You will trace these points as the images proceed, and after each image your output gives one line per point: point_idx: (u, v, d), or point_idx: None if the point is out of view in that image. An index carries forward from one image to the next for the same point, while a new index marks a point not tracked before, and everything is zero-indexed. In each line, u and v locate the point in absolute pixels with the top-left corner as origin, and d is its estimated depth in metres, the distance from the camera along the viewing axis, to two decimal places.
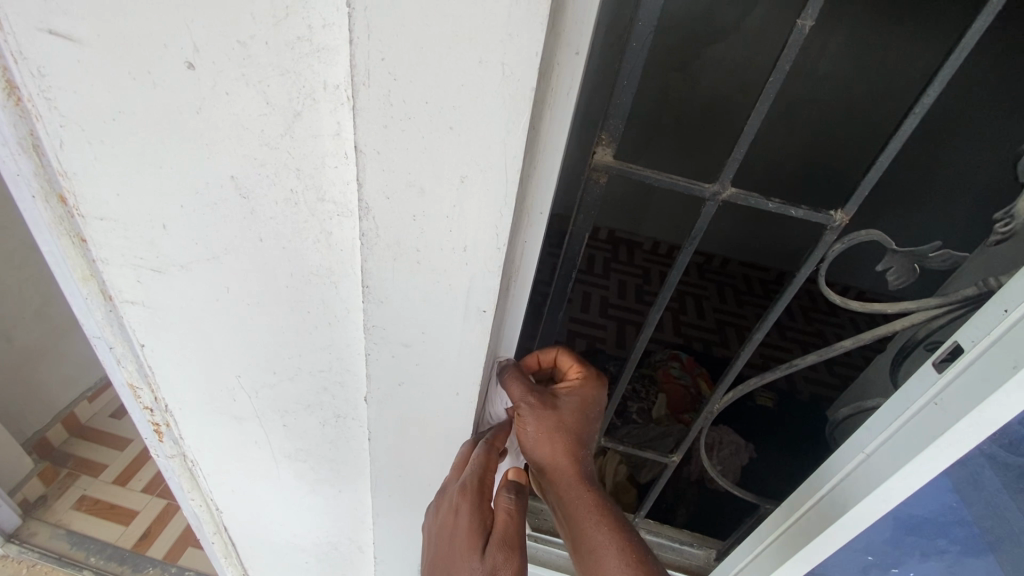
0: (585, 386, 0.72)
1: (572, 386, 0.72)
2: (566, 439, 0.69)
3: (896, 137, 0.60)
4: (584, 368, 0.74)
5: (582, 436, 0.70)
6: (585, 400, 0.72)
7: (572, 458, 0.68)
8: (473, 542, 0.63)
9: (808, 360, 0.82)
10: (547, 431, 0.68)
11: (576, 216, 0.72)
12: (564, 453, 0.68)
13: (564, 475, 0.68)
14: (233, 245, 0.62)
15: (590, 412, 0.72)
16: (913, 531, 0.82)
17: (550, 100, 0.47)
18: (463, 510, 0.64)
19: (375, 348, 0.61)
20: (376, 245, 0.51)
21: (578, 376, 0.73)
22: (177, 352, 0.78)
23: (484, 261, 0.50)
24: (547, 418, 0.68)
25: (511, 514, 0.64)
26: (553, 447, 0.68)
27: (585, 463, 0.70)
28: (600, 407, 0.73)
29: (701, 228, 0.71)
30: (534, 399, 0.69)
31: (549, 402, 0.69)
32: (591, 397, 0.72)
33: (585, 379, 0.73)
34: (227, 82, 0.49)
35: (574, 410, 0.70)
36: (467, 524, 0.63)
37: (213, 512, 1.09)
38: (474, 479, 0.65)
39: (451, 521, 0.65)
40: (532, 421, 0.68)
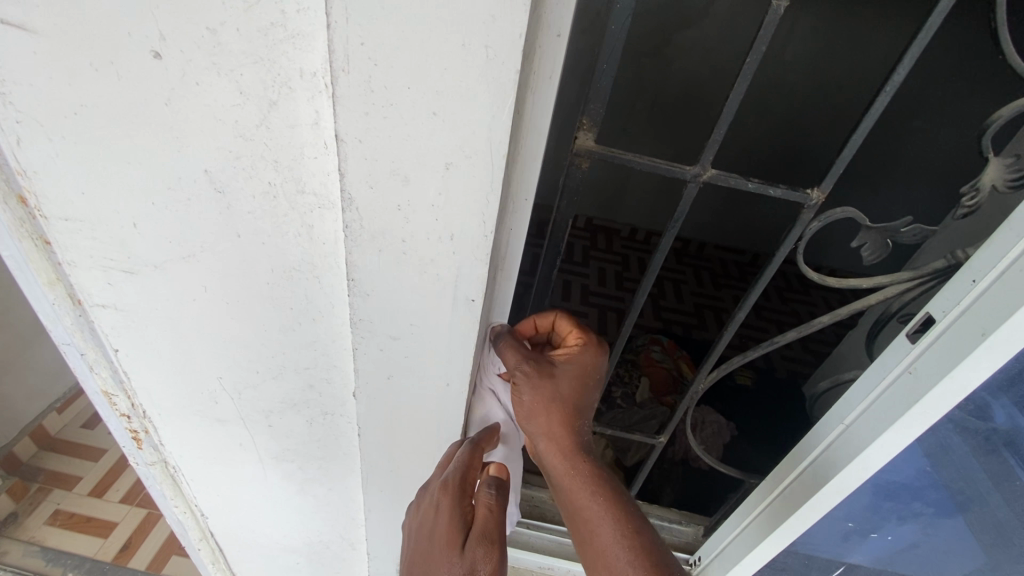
0: (583, 354, 0.71)
1: (570, 352, 0.72)
2: (563, 407, 0.69)
3: (869, 115, 0.62)
4: (582, 335, 0.73)
5: (580, 404, 0.71)
6: (583, 368, 0.71)
7: (568, 427, 0.69)
8: (452, 537, 0.64)
9: (788, 337, 0.84)
10: (544, 401, 0.68)
11: (559, 202, 0.72)
12: (561, 421, 0.68)
13: (560, 443, 0.69)
14: (210, 243, 0.60)
15: (589, 379, 0.72)
16: (890, 497, 0.85)
17: (533, 84, 0.46)
18: (443, 506, 0.66)
19: (362, 343, 0.60)
20: (360, 237, 0.50)
21: (576, 342, 0.73)
22: (154, 355, 0.75)
23: (472, 250, 0.50)
24: (545, 387, 0.68)
25: (490, 508, 0.65)
26: (551, 416, 0.68)
27: (582, 430, 0.70)
28: (598, 373, 0.73)
29: (684, 211, 0.71)
30: (532, 368, 0.68)
31: (547, 371, 0.69)
32: (590, 364, 0.72)
33: (583, 346, 0.72)
34: (197, 72, 0.47)
35: (571, 378, 0.70)
36: (447, 520, 0.65)
37: (198, 518, 1.07)
38: (455, 476, 0.67)
39: (432, 518, 0.66)
40: (529, 390, 0.68)
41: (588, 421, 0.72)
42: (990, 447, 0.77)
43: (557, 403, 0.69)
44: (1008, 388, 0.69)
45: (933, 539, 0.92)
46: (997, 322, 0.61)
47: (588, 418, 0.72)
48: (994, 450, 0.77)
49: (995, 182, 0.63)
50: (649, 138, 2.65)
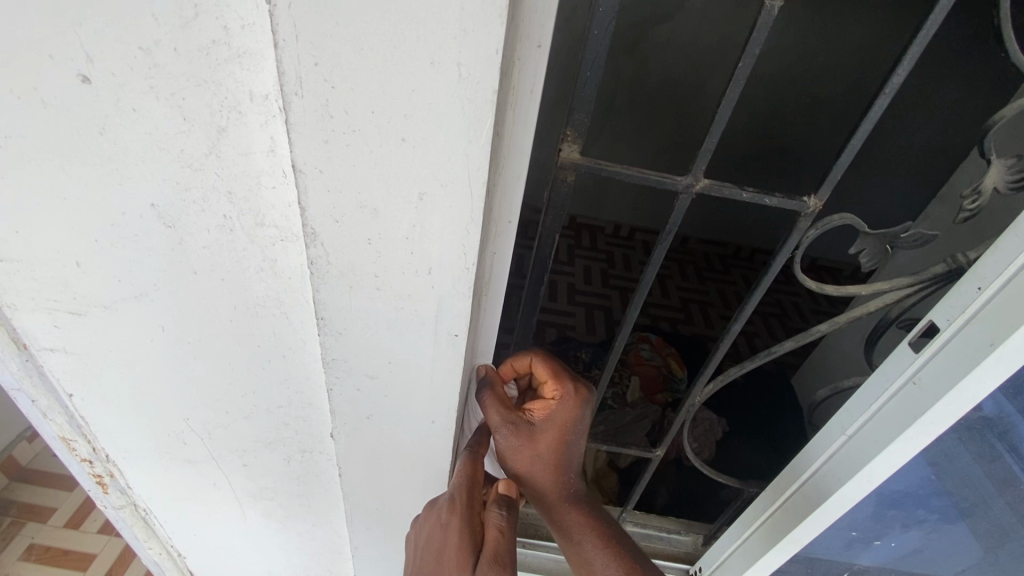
0: (561, 411, 0.63)
1: (548, 407, 0.63)
2: (545, 465, 0.64)
3: (868, 118, 0.58)
4: (564, 385, 0.63)
5: (564, 460, 0.65)
6: (563, 424, 0.63)
7: (553, 480, 0.66)
8: (463, 558, 0.60)
9: (786, 346, 0.81)
10: (525, 461, 0.64)
11: (545, 217, 0.68)
12: (544, 476, 0.65)
13: (545, 493, 0.66)
14: (163, 280, 0.54)
15: (571, 434, 0.64)
16: (893, 505, 0.83)
17: (511, 101, 0.42)
18: (452, 524, 0.61)
19: (338, 383, 0.55)
20: (328, 273, 0.45)
21: (556, 393, 0.63)
22: (113, 399, 0.69)
23: (452, 283, 0.45)
24: (524, 448, 0.63)
25: (502, 530, 0.60)
26: (534, 471, 0.65)
27: (569, 480, 0.67)
28: (583, 424, 0.65)
29: (676, 222, 0.68)
30: (507, 432, 0.62)
31: (524, 433, 0.62)
32: (569, 419, 0.63)
33: (562, 400, 0.63)
34: (133, 97, 0.42)
35: (552, 437, 0.64)
36: (457, 540, 0.61)
37: (176, 558, 1.01)
38: (461, 493, 0.62)
39: (440, 532, 0.62)
40: (507, 452, 0.63)
41: (577, 468, 0.67)
42: (993, 453, 0.75)
43: (539, 462, 0.64)
44: (1015, 395, 0.67)
45: (936, 544, 0.90)
46: (1006, 332, 0.58)
47: (577, 465, 0.67)
48: (998, 455, 0.75)
49: (997, 184, 0.61)
50: (630, 135, 2.62)
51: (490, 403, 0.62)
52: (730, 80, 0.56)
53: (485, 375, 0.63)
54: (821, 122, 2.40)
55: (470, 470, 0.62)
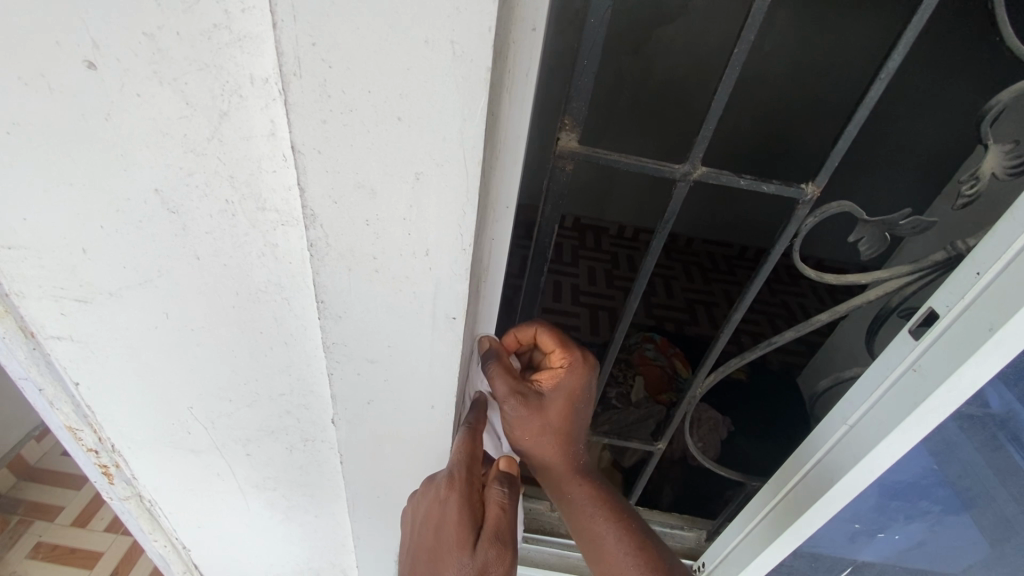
0: (570, 379, 0.63)
1: (556, 376, 0.63)
2: (554, 434, 0.64)
3: (864, 104, 0.58)
4: (570, 352, 0.64)
5: (571, 429, 0.65)
6: (572, 393, 0.64)
7: (560, 450, 0.65)
8: (463, 536, 0.59)
9: (787, 337, 0.81)
10: (535, 433, 0.63)
11: (544, 207, 0.68)
12: (553, 447, 0.65)
13: (553, 466, 0.66)
14: (167, 267, 0.55)
15: (579, 402, 0.64)
16: (896, 496, 0.83)
17: (507, 84, 0.43)
18: (451, 501, 0.60)
19: (338, 368, 0.56)
20: (326, 256, 0.46)
21: (563, 361, 0.64)
22: (118, 387, 0.70)
23: (449, 265, 0.46)
24: (534, 419, 0.62)
25: (504, 508, 0.60)
26: (542, 444, 0.64)
27: (575, 451, 0.67)
28: (589, 393, 0.66)
29: (674, 210, 0.68)
30: (517, 403, 0.61)
31: (534, 402, 0.62)
32: (578, 387, 0.64)
33: (570, 368, 0.63)
34: (136, 81, 0.43)
35: (559, 407, 0.63)
36: (456, 517, 0.60)
37: (181, 551, 1.02)
38: (461, 468, 0.60)
39: (439, 509, 0.61)
40: (516, 423, 0.62)
41: (581, 439, 0.68)
42: (996, 443, 0.75)
43: (549, 432, 0.64)
44: (1017, 383, 0.67)
45: (940, 536, 0.89)
46: (1004, 317, 0.58)
47: (582, 435, 0.68)
48: (1001, 445, 0.75)
49: (995, 170, 0.61)
50: (633, 135, 2.62)
51: (499, 372, 0.61)
52: (726, 67, 0.57)
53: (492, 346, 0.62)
54: (824, 122, 2.40)
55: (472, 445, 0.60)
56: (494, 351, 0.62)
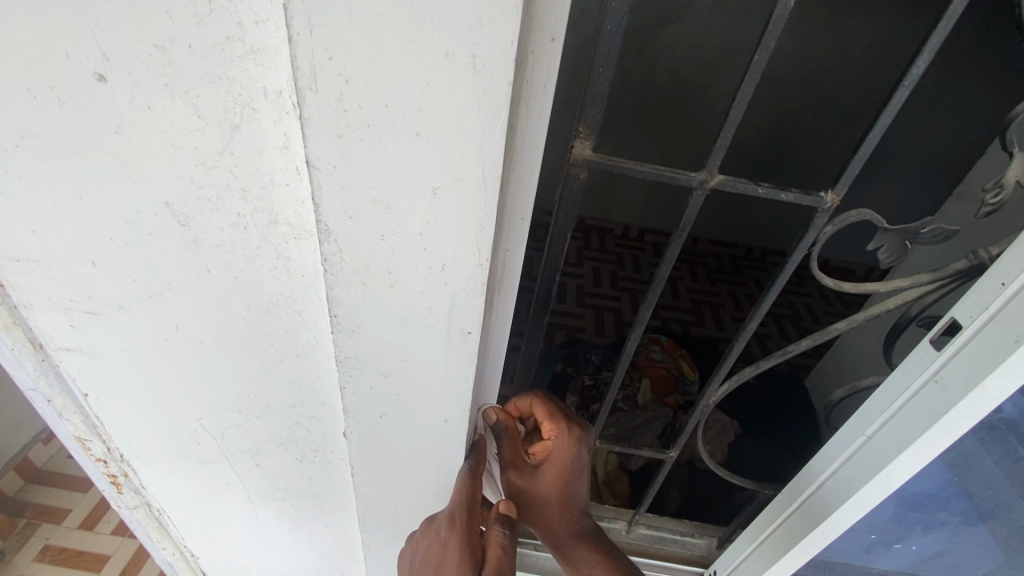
0: (560, 449, 0.65)
1: (548, 446, 0.66)
2: (546, 504, 0.66)
3: (887, 111, 0.57)
4: (557, 424, 0.65)
5: (565, 497, 0.66)
6: (564, 462, 0.65)
7: (557, 518, 0.67)
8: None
9: (803, 346, 0.79)
10: (527, 499, 0.66)
11: (557, 215, 0.67)
12: (548, 515, 0.66)
13: (551, 529, 0.67)
14: (177, 279, 0.54)
15: (570, 472, 0.65)
16: (914, 508, 0.81)
17: (525, 95, 0.42)
18: (451, 541, 0.59)
19: (350, 381, 0.55)
20: (340, 270, 0.45)
21: (551, 433, 0.65)
22: (126, 397, 0.70)
23: (466, 280, 0.45)
24: (525, 489, 0.66)
25: (505, 548, 0.59)
26: (537, 509, 0.67)
27: (573, 516, 0.67)
28: (583, 461, 0.66)
29: (689, 219, 0.67)
30: (509, 471, 0.66)
31: (526, 470, 0.66)
32: (570, 456, 0.65)
33: (560, 438, 0.65)
34: (148, 95, 0.42)
35: (552, 476, 0.66)
36: (455, 559, 0.58)
37: (189, 559, 1.02)
38: (461, 512, 0.61)
39: (439, 549, 0.60)
40: (510, 493, 0.66)
41: (581, 504, 0.68)
42: (1017, 455, 0.73)
43: (542, 501, 0.66)
44: None
45: (957, 547, 0.88)
46: None
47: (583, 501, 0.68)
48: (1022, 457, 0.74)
49: (1021, 178, 0.59)
50: (638, 136, 2.60)
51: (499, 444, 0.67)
52: (745, 74, 0.55)
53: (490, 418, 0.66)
54: (832, 122, 2.37)
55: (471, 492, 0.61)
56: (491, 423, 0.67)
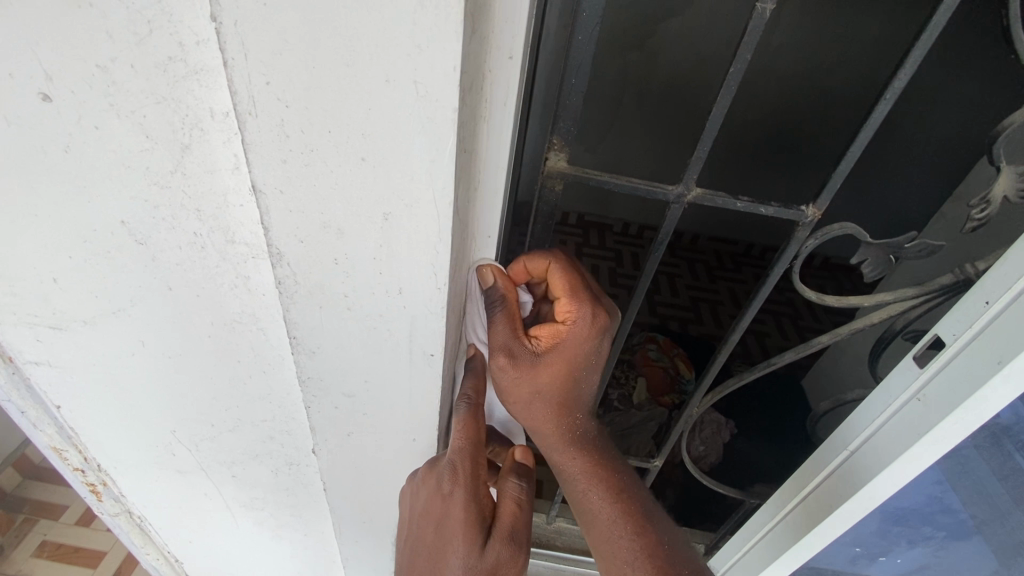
0: (571, 337, 0.57)
1: (557, 333, 0.57)
2: (545, 396, 0.60)
3: (868, 125, 0.55)
4: (576, 304, 0.57)
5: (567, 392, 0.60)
6: (571, 353, 0.58)
7: (553, 413, 0.61)
8: (473, 534, 0.57)
9: (787, 358, 0.78)
10: (523, 391, 0.59)
11: (533, 228, 0.66)
12: (543, 411, 0.61)
13: (545, 427, 0.62)
14: (139, 296, 0.54)
15: (579, 363, 0.59)
16: (899, 521, 0.80)
17: (484, 115, 0.41)
18: (457, 495, 0.57)
19: (315, 401, 0.54)
20: (295, 294, 0.44)
21: (567, 314, 0.57)
22: (100, 410, 0.69)
23: (425, 304, 0.44)
24: (524, 379, 0.57)
25: (518, 505, 0.58)
26: (533, 403, 0.60)
27: (570, 416, 0.62)
28: (592, 353, 0.59)
29: (668, 231, 0.65)
30: (507, 357, 0.56)
31: (527, 360, 0.56)
32: (580, 347, 0.58)
33: (572, 325, 0.57)
34: (94, 114, 0.41)
35: (556, 368, 0.58)
36: (464, 514, 0.57)
37: (174, 563, 1.02)
38: (465, 459, 0.57)
39: (441, 501, 0.57)
40: (503, 381, 0.58)
41: (581, 402, 0.63)
42: (1005, 471, 0.72)
43: (539, 393, 0.59)
44: None
45: (945, 560, 0.87)
46: (1013, 351, 0.55)
47: (583, 400, 0.64)
48: (1010, 473, 0.72)
49: (1006, 194, 0.57)
50: (635, 133, 2.58)
51: (500, 320, 0.56)
52: (721, 87, 0.54)
53: (496, 285, 0.56)
54: (832, 119, 2.33)
55: (471, 431, 0.56)
56: (496, 293, 0.56)
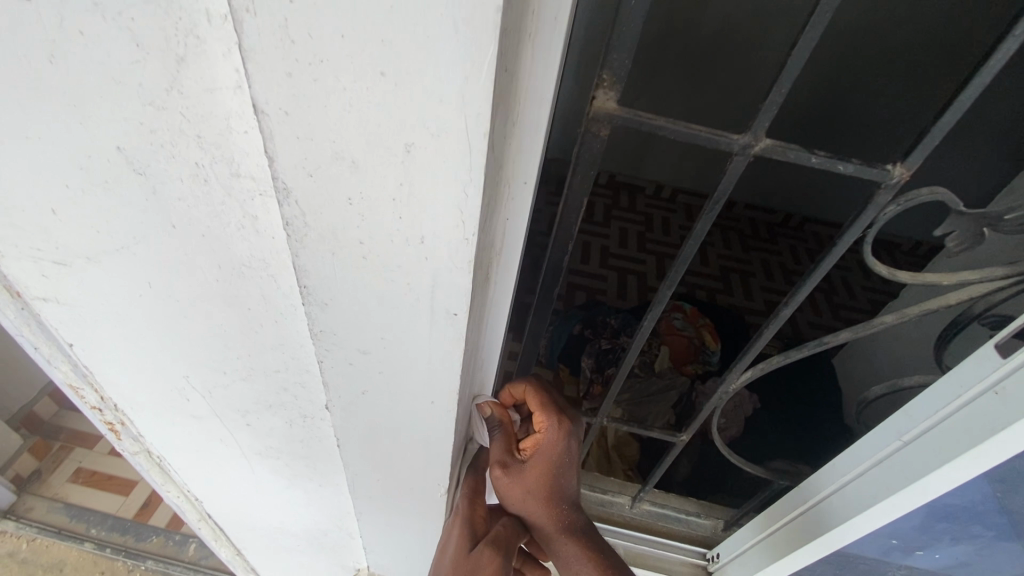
0: (547, 445, 0.65)
1: (536, 441, 0.66)
2: (536, 500, 0.66)
3: (987, 69, 0.45)
4: (547, 416, 0.65)
5: (556, 492, 0.67)
6: (551, 458, 0.65)
7: (546, 513, 0.67)
8: (462, 544, 0.66)
9: (842, 338, 0.71)
10: (515, 496, 0.66)
11: (572, 179, 0.59)
12: (538, 513, 0.67)
13: (541, 525, 0.68)
14: (143, 234, 0.49)
15: (560, 465, 0.66)
16: (945, 518, 0.75)
17: (532, 30, 0.34)
18: (456, 524, 0.68)
19: (328, 356, 0.50)
20: (306, 237, 0.38)
21: (541, 424, 0.65)
22: (112, 351, 0.67)
23: (450, 256, 0.38)
24: (514, 486, 0.65)
25: (507, 531, 0.68)
26: (526, 505, 0.67)
27: (561, 514, 0.67)
28: (570, 455, 0.67)
29: (728, 188, 0.57)
30: (497, 469, 0.65)
31: (513, 469, 0.64)
32: (557, 452, 0.65)
33: (548, 435, 0.65)
34: (76, 16, 0.35)
35: (538, 471, 0.65)
36: (458, 534, 0.67)
37: (193, 501, 1.05)
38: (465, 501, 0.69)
39: (448, 535, 0.69)
40: (502, 491, 0.66)
41: (570, 498, 0.69)
42: None
43: (533, 497, 0.66)
44: None
45: (986, 560, 0.81)
46: None
47: (572, 496, 0.69)
48: None
49: None
50: (677, 86, 2.41)
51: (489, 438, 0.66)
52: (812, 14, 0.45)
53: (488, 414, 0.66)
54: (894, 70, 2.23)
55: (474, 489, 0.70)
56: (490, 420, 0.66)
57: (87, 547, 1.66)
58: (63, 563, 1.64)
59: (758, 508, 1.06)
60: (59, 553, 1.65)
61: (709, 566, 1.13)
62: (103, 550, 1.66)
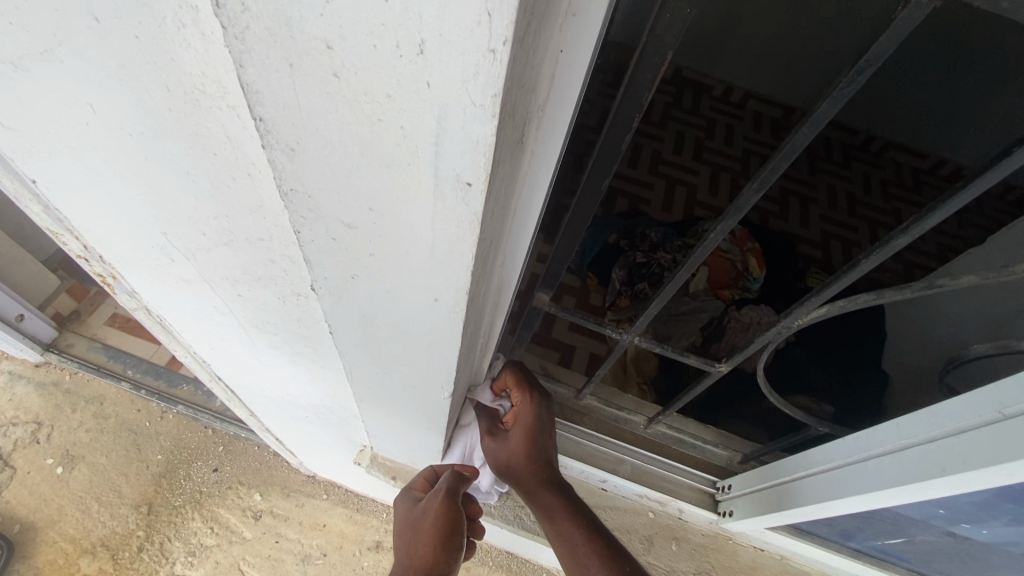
0: (524, 410, 0.81)
1: (517, 411, 0.82)
2: (526, 462, 0.79)
3: None
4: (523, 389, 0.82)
5: (539, 456, 0.79)
6: (529, 425, 0.81)
7: (531, 470, 0.79)
8: (411, 510, 0.77)
9: (962, 281, 0.56)
10: (507, 459, 0.80)
11: (657, 18, 0.42)
12: (524, 469, 0.79)
13: (524, 482, 0.79)
14: (58, 37, 0.36)
15: (539, 431, 0.81)
16: (1014, 501, 0.64)
17: None
18: (412, 496, 0.80)
19: (305, 226, 0.38)
20: (248, 34, 0.24)
21: (519, 399, 0.83)
22: (73, 197, 0.57)
23: (464, 88, 0.24)
24: (503, 451, 0.81)
25: (448, 481, 0.75)
26: (517, 467, 0.80)
27: (541, 472, 0.79)
28: (546, 424, 0.82)
29: (882, 54, 0.40)
30: (491, 441, 0.82)
31: (502, 439, 0.82)
32: (535, 418, 0.81)
33: (523, 403, 0.82)
34: None
35: (522, 437, 0.80)
36: (410, 502, 0.79)
37: (203, 363, 1.03)
38: (420, 474, 0.83)
39: (405, 507, 0.80)
40: (492, 456, 0.82)
41: (550, 463, 0.80)
42: None
43: (521, 460, 0.79)
44: None
45: None
46: None
47: (551, 458, 0.81)
48: None
49: None
50: None
51: (485, 418, 0.83)
52: None
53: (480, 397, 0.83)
54: None
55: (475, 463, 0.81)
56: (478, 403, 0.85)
57: (124, 386, 1.74)
58: (103, 398, 1.73)
59: (786, 449, 0.98)
60: (100, 387, 1.75)
61: (717, 494, 1.09)
62: (138, 391, 1.74)
